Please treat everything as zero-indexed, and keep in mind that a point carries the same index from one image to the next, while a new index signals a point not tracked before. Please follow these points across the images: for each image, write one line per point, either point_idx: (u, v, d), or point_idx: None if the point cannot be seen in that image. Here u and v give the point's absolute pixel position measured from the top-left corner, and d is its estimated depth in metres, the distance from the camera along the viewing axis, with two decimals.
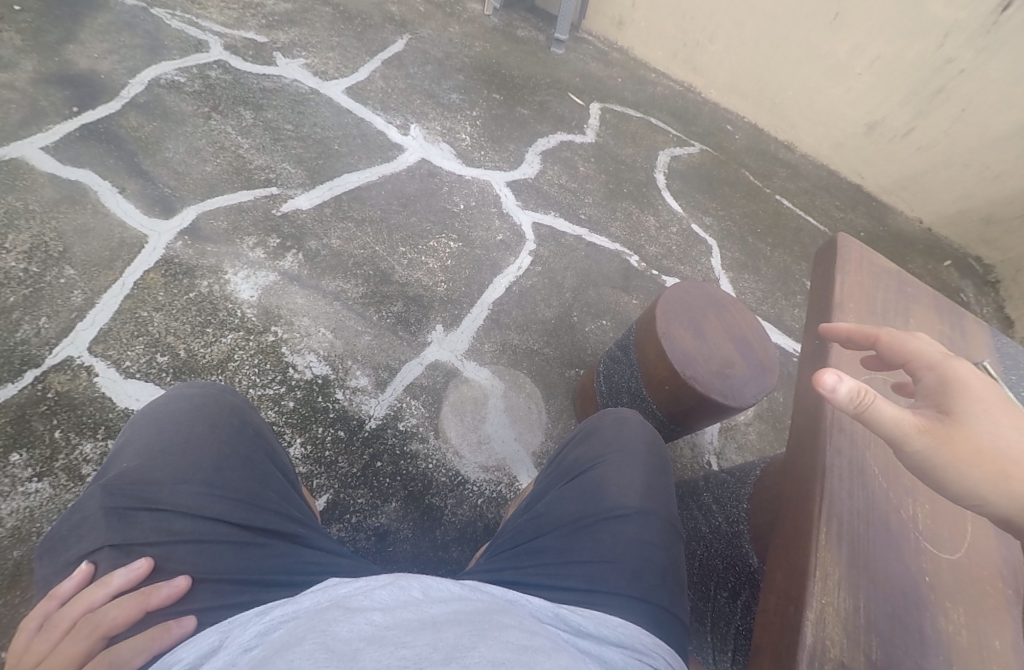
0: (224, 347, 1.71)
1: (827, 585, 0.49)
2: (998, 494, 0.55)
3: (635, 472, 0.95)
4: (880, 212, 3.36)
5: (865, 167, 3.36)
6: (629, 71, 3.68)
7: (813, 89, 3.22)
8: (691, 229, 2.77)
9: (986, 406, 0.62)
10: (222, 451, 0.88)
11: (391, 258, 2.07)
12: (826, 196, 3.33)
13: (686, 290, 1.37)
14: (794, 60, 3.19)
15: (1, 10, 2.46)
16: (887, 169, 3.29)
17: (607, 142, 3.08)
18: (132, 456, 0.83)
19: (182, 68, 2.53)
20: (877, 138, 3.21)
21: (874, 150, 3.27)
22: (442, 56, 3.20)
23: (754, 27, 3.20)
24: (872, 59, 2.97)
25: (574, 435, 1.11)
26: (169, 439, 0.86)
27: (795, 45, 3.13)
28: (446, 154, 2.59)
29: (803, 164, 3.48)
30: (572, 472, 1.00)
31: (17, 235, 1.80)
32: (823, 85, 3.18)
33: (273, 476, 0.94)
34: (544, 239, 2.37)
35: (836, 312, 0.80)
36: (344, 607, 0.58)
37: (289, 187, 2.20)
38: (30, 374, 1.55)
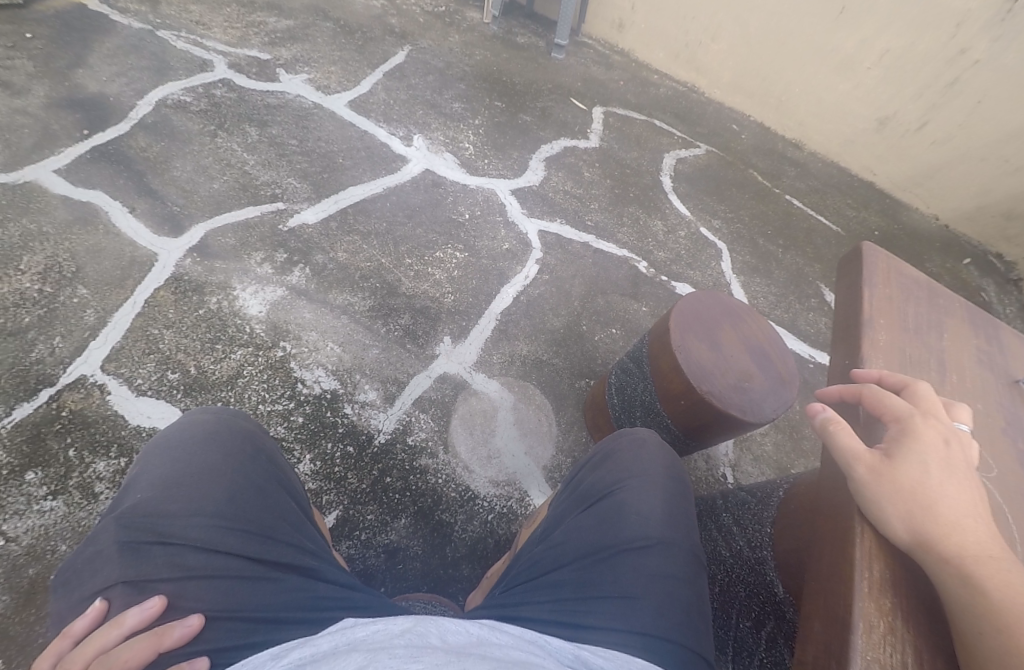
0: (233, 363, 1.70)
1: (873, 639, 0.45)
2: (905, 527, 0.54)
3: (654, 498, 0.92)
4: (894, 210, 3.30)
5: (877, 164, 3.30)
6: (631, 74, 3.68)
7: (820, 86, 3.19)
8: (699, 233, 2.75)
9: (926, 460, 0.60)
10: (235, 482, 0.87)
11: (397, 270, 2.06)
12: (838, 196, 3.29)
13: (700, 300, 1.35)
14: (800, 57, 3.16)
15: (14, 38, 2.53)
16: (900, 166, 3.23)
17: (612, 147, 3.07)
18: (145, 487, 0.83)
19: (188, 88, 2.58)
20: (890, 133, 3.16)
21: (886, 146, 3.21)
22: (444, 66, 3.22)
23: (759, 25, 3.18)
24: (882, 53, 2.93)
25: (590, 457, 1.09)
26: (182, 470, 0.85)
27: (802, 41, 3.11)
28: (451, 163, 2.59)
29: (813, 163, 3.44)
30: (587, 499, 0.98)
31: (32, 257, 1.84)
32: (831, 81, 3.14)
33: (289, 508, 0.93)
34: (551, 246, 2.35)
35: (867, 329, 0.77)
36: (366, 652, 0.56)
37: (295, 201, 2.21)
38: (44, 394, 1.57)
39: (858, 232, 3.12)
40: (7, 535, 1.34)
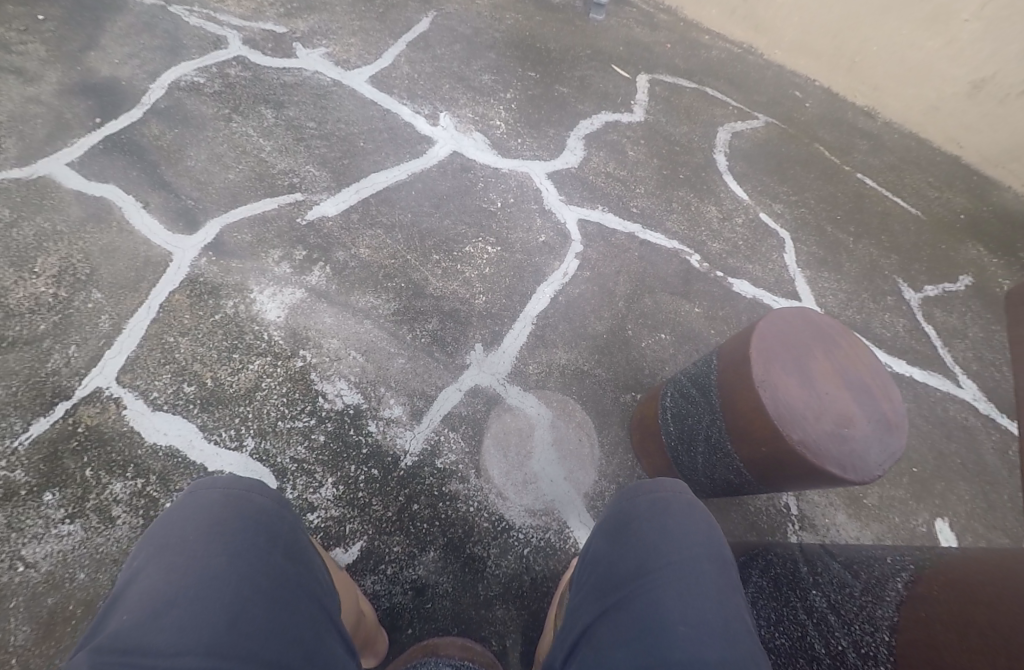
0: (251, 374, 1.59)
1: None
2: None
3: (694, 592, 0.79)
4: (982, 189, 2.95)
5: (963, 135, 2.95)
6: (680, 35, 3.34)
7: (904, 45, 2.84)
8: (758, 219, 2.48)
9: None
10: (238, 596, 0.72)
11: (424, 267, 1.88)
12: (918, 174, 2.95)
13: (785, 320, 1.15)
14: (881, 11, 2.82)
15: (26, 21, 2.42)
16: (993, 138, 2.87)
17: (659, 121, 2.78)
18: (131, 606, 0.70)
19: (202, 68, 2.44)
20: (985, 99, 2.78)
21: (981, 114, 2.84)
22: (472, 34, 2.97)
23: None
24: (983, 3, 2.58)
25: (600, 534, 0.97)
26: (175, 582, 0.72)
27: None
28: (481, 144, 2.35)
29: (885, 134, 3.10)
30: (612, 593, 0.84)
31: (46, 259, 1.76)
32: (915, 39, 2.80)
33: (306, 625, 0.76)
34: (592, 238, 2.11)
35: None
36: None
37: (313, 191, 2.05)
38: (60, 408, 1.50)
39: (942, 216, 2.80)
40: (27, 561, 1.28)
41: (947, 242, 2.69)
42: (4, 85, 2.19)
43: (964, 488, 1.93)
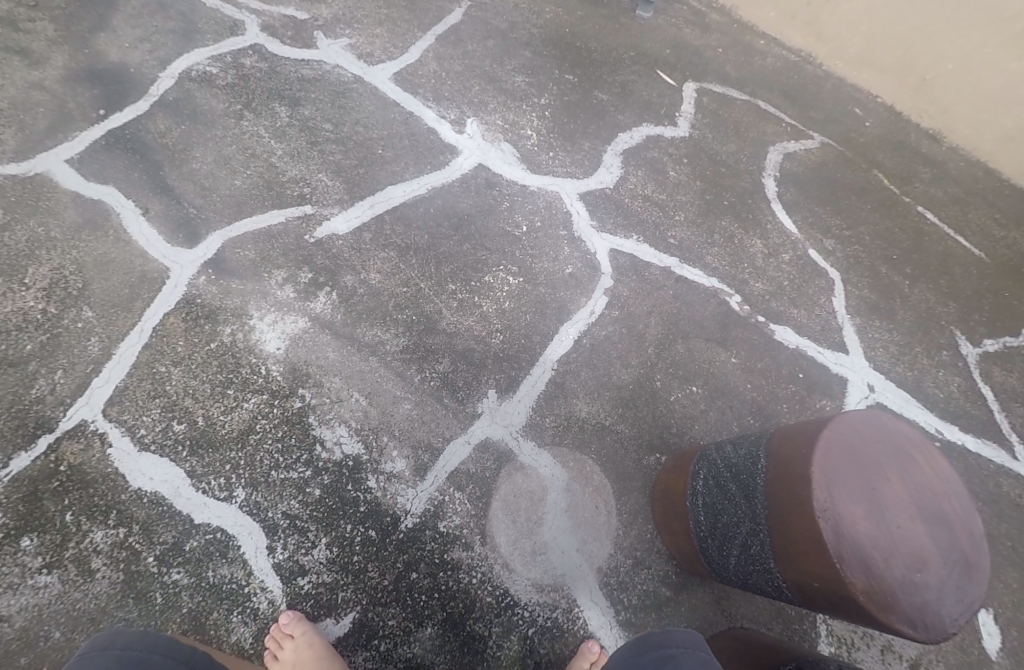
0: (246, 414, 1.48)
1: None
2: None
3: None
4: None
5: None
6: (731, 38, 3.07)
7: (984, 63, 2.56)
8: (806, 256, 2.27)
9: None
10: None
11: (438, 298, 1.73)
12: (983, 208, 2.69)
13: (854, 428, 0.99)
14: (964, 25, 2.54)
15: None
16: None
17: (703, 137, 2.56)
18: None
19: (216, 56, 2.28)
20: None
21: None
22: (507, 29, 2.75)
23: None
24: None
25: None
26: None
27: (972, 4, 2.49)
28: (509, 157, 2.16)
29: (950, 160, 2.83)
30: None
31: (37, 269, 1.64)
32: (999, 58, 2.52)
33: None
34: (623, 272, 1.92)
35: None
36: None
37: (325, 204, 1.90)
38: (43, 441, 1.40)
39: (1007, 257, 2.55)
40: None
41: (1011, 290, 2.45)
42: (8, 67, 2.06)
43: (1014, 574, 1.75)
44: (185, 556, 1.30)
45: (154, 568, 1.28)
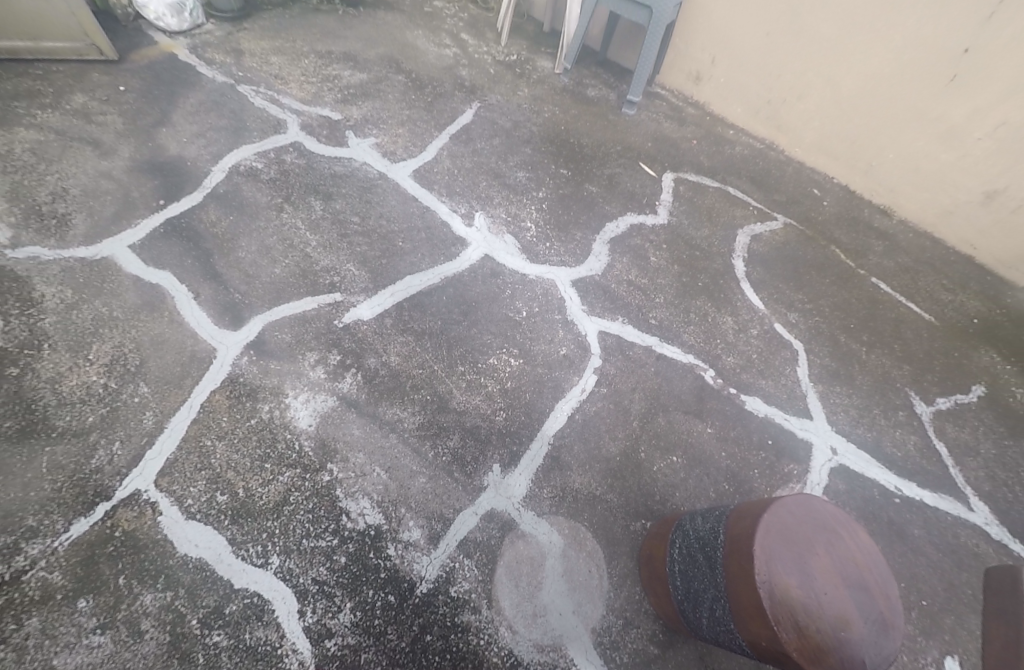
0: (280, 487, 1.67)
1: None
2: None
3: None
4: (997, 290, 2.98)
5: (979, 239, 3.00)
6: (705, 130, 3.57)
7: (919, 154, 2.96)
8: (773, 329, 2.54)
9: None
10: None
11: (449, 378, 1.98)
12: (931, 274, 2.99)
13: (787, 511, 1.23)
14: (899, 123, 2.95)
15: (110, 92, 2.76)
16: (1006, 244, 2.91)
17: (681, 223, 2.89)
18: None
19: (261, 152, 2.63)
20: (997, 209, 2.85)
21: (993, 222, 2.90)
22: (510, 128, 3.16)
23: (850, 87, 3.03)
24: (997, 125, 2.66)
25: None
26: None
27: (903, 107, 2.90)
28: (511, 248, 2.48)
29: (900, 233, 3.17)
30: None
31: (100, 345, 1.89)
32: (931, 150, 2.91)
33: None
34: (610, 352, 2.19)
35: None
36: None
37: (352, 292, 2.17)
38: (100, 509, 1.59)
39: (954, 321, 2.80)
40: None
41: (961, 347, 2.68)
42: (84, 157, 2.45)
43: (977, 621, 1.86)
44: (225, 619, 1.45)
45: (197, 630, 1.42)
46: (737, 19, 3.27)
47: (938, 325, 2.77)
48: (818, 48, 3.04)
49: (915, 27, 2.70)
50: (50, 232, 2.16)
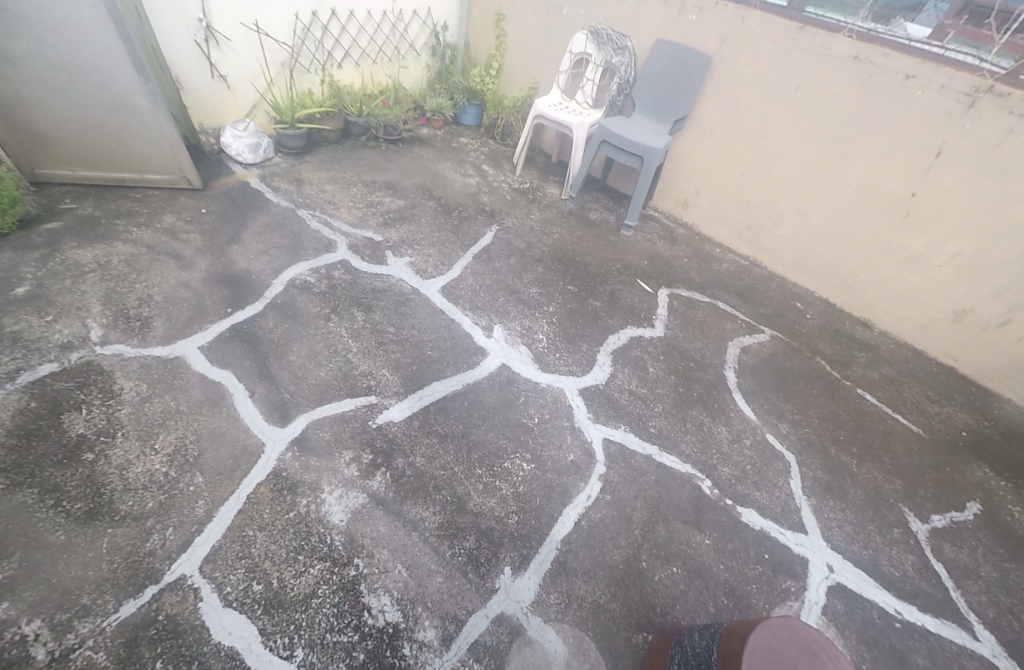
0: (310, 579, 1.83)
1: None
2: None
3: None
4: (984, 401, 3.07)
5: (958, 351, 3.18)
6: (694, 248, 3.95)
7: (888, 275, 3.27)
8: (765, 440, 2.62)
9: None
10: None
11: (468, 481, 2.20)
12: (915, 384, 3.11)
13: (773, 634, 1.38)
14: (866, 249, 3.30)
15: (195, 214, 3.31)
16: (984, 356, 3.08)
17: (677, 335, 3.14)
18: None
19: (315, 268, 3.09)
20: (969, 325, 3.07)
21: (968, 336, 3.11)
22: (524, 248, 3.63)
23: (818, 218, 3.42)
24: (953, 254, 2.96)
25: None
26: None
27: (867, 237, 3.26)
28: (525, 358, 2.81)
29: (882, 344, 3.38)
30: None
31: (164, 436, 2.16)
32: (898, 272, 3.21)
33: None
34: (614, 459, 2.41)
35: None
36: None
37: (386, 395, 2.48)
38: (148, 591, 1.75)
39: (944, 434, 2.83)
40: None
41: (953, 462, 2.67)
42: (167, 269, 2.91)
43: None
44: None
45: None
46: (716, 162, 3.77)
47: (930, 437, 2.80)
48: (788, 188, 3.48)
49: (866, 174, 3.11)
50: (132, 332, 2.54)
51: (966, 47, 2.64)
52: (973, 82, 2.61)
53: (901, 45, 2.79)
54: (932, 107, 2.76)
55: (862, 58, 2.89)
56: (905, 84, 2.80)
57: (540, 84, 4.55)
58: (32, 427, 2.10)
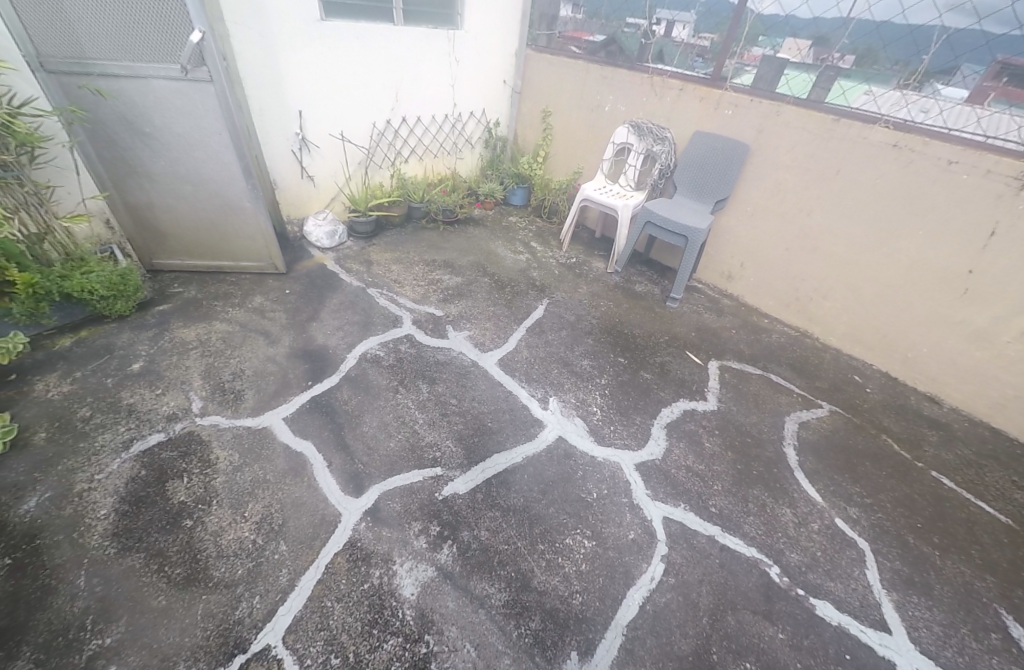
0: (384, 654, 1.90)
1: None
2: None
3: None
4: None
5: None
6: (742, 320, 4.02)
7: (953, 350, 3.21)
8: (835, 525, 2.54)
9: None
10: None
11: (531, 556, 2.25)
12: (999, 469, 2.92)
13: None
14: (925, 324, 3.28)
15: (280, 294, 3.73)
16: None
17: (730, 409, 3.15)
18: None
19: (383, 342, 3.37)
20: None
21: None
22: (574, 320, 3.81)
23: (871, 292, 3.46)
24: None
25: None
26: None
27: (925, 311, 3.25)
28: (581, 430, 2.90)
29: (954, 421, 3.24)
30: None
31: (253, 504, 2.38)
32: (964, 347, 3.16)
33: None
34: (676, 539, 2.39)
35: None
36: None
37: (450, 467, 2.61)
38: (236, 660, 1.86)
39: None
40: None
41: None
42: (258, 344, 3.26)
43: None
44: None
45: None
46: (760, 238, 3.92)
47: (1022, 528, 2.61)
48: (835, 262, 3.57)
49: (918, 250, 3.17)
50: (227, 403, 2.86)
51: (1007, 107, 2.69)
52: (1019, 166, 2.70)
53: (942, 132, 2.93)
54: (978, 190, 2.86)
55: (902, 146, 3.06)
56: (948, 168, 2.92)
57: (584, 170, 4.95)
58: (142, 494, 2.39)
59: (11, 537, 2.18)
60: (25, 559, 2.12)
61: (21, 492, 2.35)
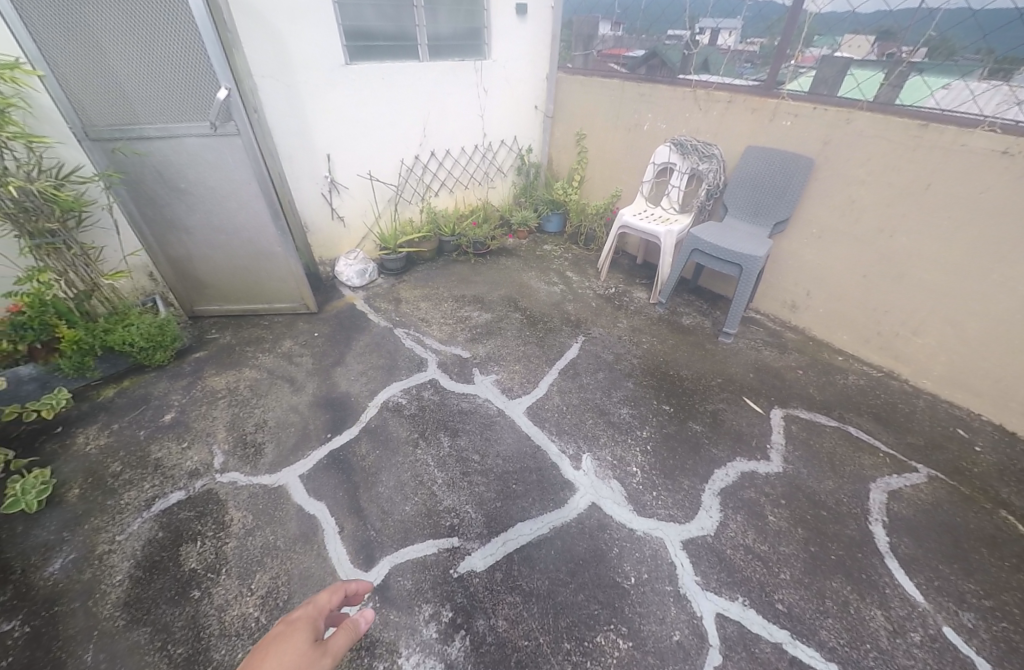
0: None
1: None
2: None
3: None
4: None
5: None
6: (809, 357, 3.50)
7: None
8: (942, 635, 2.02)
9: None
10: None
11: (555, 658, 1.94)
12: None
13: None
14: None
15: (309, 338, 3.70)
16: None
17: (798, 471, 2.68)
18: None
19: (406, 389, 3.21)
20: None
21: None
22: (612, 360, 3.47)
23: (976, 327, 2.86)
24: None
25: None
26: None
27: None
28: (617, 496, 2.55)
29: None
30: None
31: (261, 575, 2.26)
32: None
33: None
34: (732, 645, 1.99)
35: None
36: None
37: (468, 537, 2.36)
38: None
39: None
40: None
41: None
42: (283, 393, 3.21)
43: None
44: None
45: None
46: (829, 263, 3.40)
47: None
48: (927, 291, 3.00)
49: None
50: (247, 459, 2.79)
51: None
52: None
53: None
54: None
55: (1012, 152, 2.51)
56: None
57: (623, 191, 4.62)
58: (157, 559, 2.34)
59: (33, 603, 2.19)
60: (41, 627, 2.11)
61: (49, 552, 2.37)
